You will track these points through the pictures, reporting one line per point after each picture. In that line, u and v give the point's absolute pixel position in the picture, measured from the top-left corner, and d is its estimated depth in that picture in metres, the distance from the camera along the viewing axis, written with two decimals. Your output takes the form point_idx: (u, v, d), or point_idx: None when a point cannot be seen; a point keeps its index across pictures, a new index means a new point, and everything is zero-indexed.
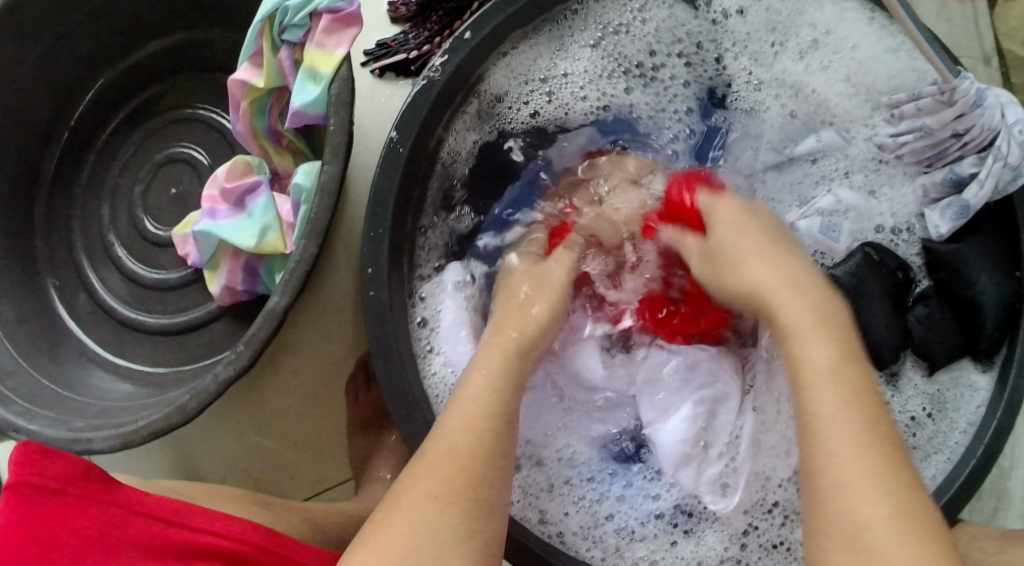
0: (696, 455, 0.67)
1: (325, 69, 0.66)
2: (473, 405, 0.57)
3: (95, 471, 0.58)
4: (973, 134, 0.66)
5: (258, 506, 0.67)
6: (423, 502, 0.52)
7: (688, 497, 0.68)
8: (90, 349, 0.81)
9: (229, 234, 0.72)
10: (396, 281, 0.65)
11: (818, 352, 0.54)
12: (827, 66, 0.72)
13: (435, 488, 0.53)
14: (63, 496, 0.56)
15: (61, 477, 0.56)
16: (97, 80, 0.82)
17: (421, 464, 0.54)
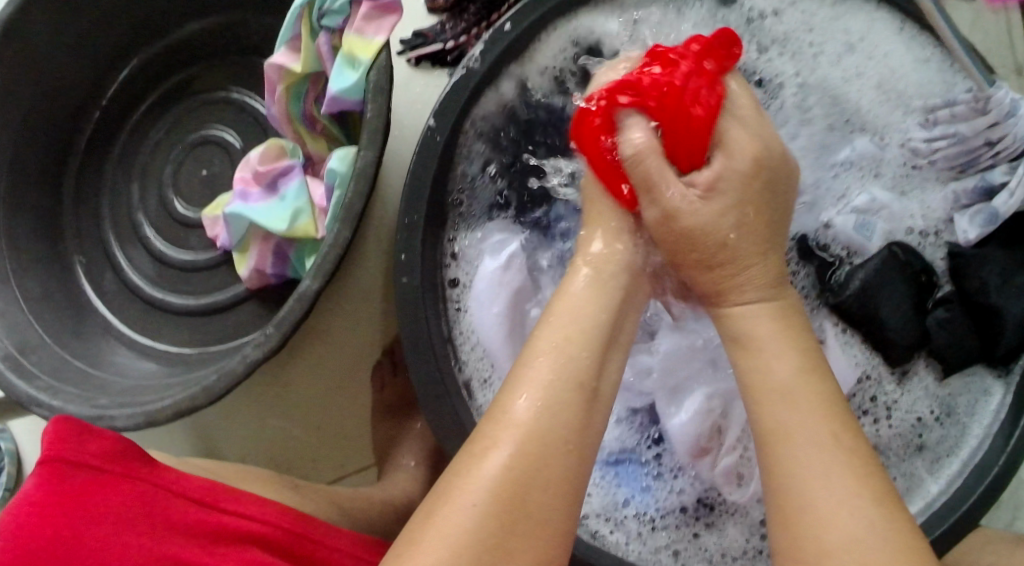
0: (712, 447, 0.68)
1: (364, 55, 0.66)
2: (543, 382, 0.52)
3: (134, 449, 0.58)
4: (1006, 143, 0.67)
5: (279, 486, 0.67)
6: (479, 497, 0.49)
7: (705, 487, 0.68)
8: (115, 327, 0.81)
9: (262, 216, 0.73)
10: (429, 269, 0.66)
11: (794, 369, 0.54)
12: (862, 71, 0.71)
13: (492, 480, 0.49)
14: (101, 473, 0.56)
15: (103, 454, 0.56)
16: (133, 58, 0.83)
17: (483, 446, 0.51)
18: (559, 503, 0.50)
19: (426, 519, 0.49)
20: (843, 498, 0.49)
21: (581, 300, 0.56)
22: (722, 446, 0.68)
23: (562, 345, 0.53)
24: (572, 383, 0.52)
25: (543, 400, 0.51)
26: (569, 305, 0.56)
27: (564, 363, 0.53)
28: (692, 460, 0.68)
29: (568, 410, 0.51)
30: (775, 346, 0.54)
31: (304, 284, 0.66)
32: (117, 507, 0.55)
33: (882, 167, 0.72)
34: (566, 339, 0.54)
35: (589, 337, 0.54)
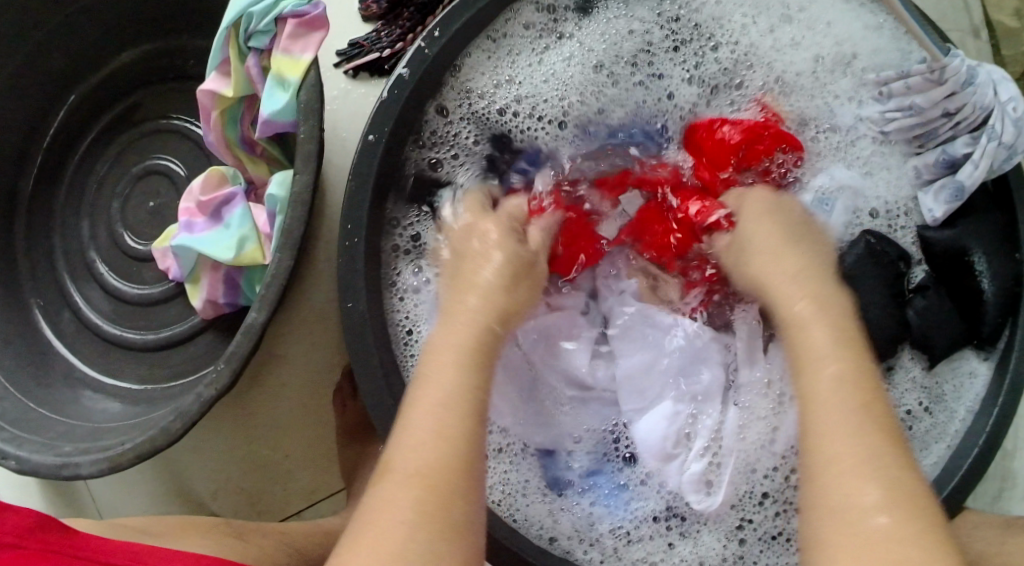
0: (679, 451, 0.66)
1: (292, 75, 0.64)
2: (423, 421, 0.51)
3: (49, 524, 0.57)
4: (965, 113, 0.65)
5: (229, 537, 0.65)
6: (404, 511, 0.48)
7: (667, 497, 0.66)
8: (77, 369, 0.80)
9: (207, 247, 0.71)
10: (375, 291, 0.63)
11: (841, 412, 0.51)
12: (797, 42, 0.70)
13: (409, 491, 0.49)
14: (19, 549, 0.56)
15: (17, 531, 0.56)
16: (70, 95, 0.81)
17: (399, 455, 0.51)
18: (465, 494, 0.50)
19: (357, 540, 0.48)
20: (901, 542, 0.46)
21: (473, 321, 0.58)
22: (688, 450, 0.66)
23: (456, 379, 0.53)
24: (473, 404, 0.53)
25: (446, 411, 0.52)
26: (449, 336, 0.56)
27: (466, 383, 0.53)
28: (657, 467, 0.66)
29: (477, 403, 0.53)
30: (832, 369, 0.53)
31: (249, 317, 0.63)
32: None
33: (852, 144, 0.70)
34: (448, 383, 0.53)
35: (478, 348, 0.56)
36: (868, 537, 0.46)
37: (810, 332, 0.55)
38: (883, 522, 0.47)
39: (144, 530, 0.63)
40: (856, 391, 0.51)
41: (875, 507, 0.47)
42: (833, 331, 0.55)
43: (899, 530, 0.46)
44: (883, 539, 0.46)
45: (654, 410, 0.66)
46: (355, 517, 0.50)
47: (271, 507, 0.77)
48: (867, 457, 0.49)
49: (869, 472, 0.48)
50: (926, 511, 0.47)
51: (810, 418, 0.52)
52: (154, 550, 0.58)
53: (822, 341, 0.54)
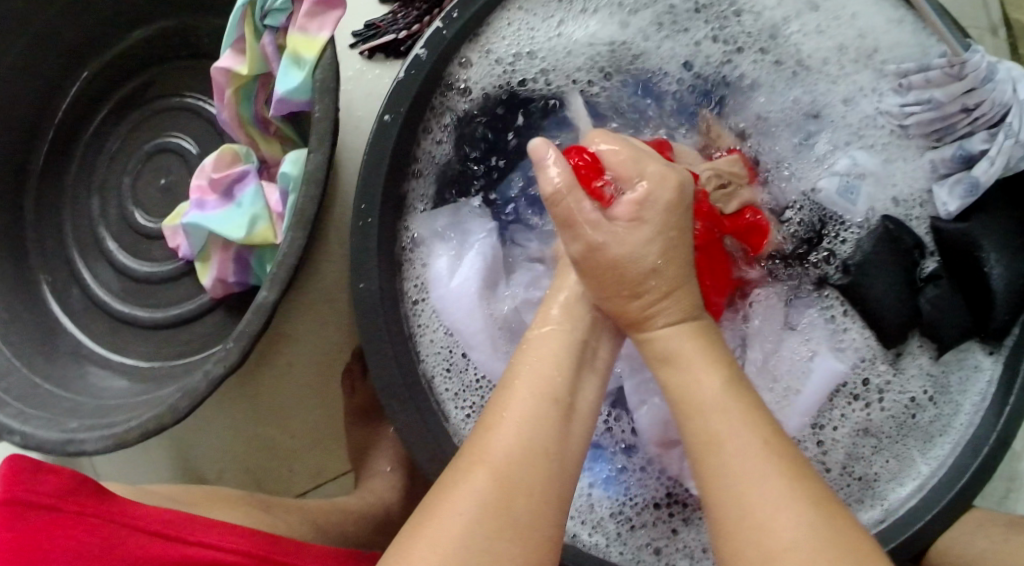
0: (679, 436, 0.66)
1: (308, 53, 0.64)
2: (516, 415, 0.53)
3: (86, 488, 0.56)
4: (983, 109, 0.65)
5: (250, 509, 0.65)
6: (478, 505, 0.50)
7: (668, 482, 0.66)
8: (84, 346, 0.79)
9: (218, 225, 0.71)
10: (388, 272, 0.63)
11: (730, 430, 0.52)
12: (823, 28, 0.69)
13: (488, 489, 0.50)
14: (56, 513, 0.54)
15: (56, 493, 0.54)
16: (82, 72, 0.81)
17: (471, 459, 0.52)
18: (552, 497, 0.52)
19: (428, 524, 0.50)
20: (800, 532, 0.48)
21: (561, 321, 0.59)
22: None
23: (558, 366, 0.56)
24: (551, 403, 0.54)
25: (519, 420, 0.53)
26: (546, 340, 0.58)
27: (542, 380, 0.55)
28: (658, 451, 0.66)
29: (557, 399, 0.55)
30: (721, 409, 0.53)
31: (259, 295, 0.63)
32: (82, 547, 0.54)
33: (866, 131, 0.70)
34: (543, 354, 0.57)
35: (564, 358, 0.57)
36: (761, 531, 0.49)
37: (696, 376, 0.55)
38: (768, 521, 0.49)
39: (173, 498, 0.64)
40: (732, 416, 0.52)
41: (793, 533, 0.48)
42: (722, 372, 0.54)
43: (783, 519, 0.49)
44: (776, 527, 0.49)
45: (656, 394, 0.67)
46: (419, 508, 0.52)
47: (281, 486, 0.77)
48: (754, 480, 0.50)
49: (764, 490, 0.50)
50: (803, 497, 0.49)
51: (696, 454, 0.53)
52: (189, 521, 0.59)
53: (709, 388, 0.54)
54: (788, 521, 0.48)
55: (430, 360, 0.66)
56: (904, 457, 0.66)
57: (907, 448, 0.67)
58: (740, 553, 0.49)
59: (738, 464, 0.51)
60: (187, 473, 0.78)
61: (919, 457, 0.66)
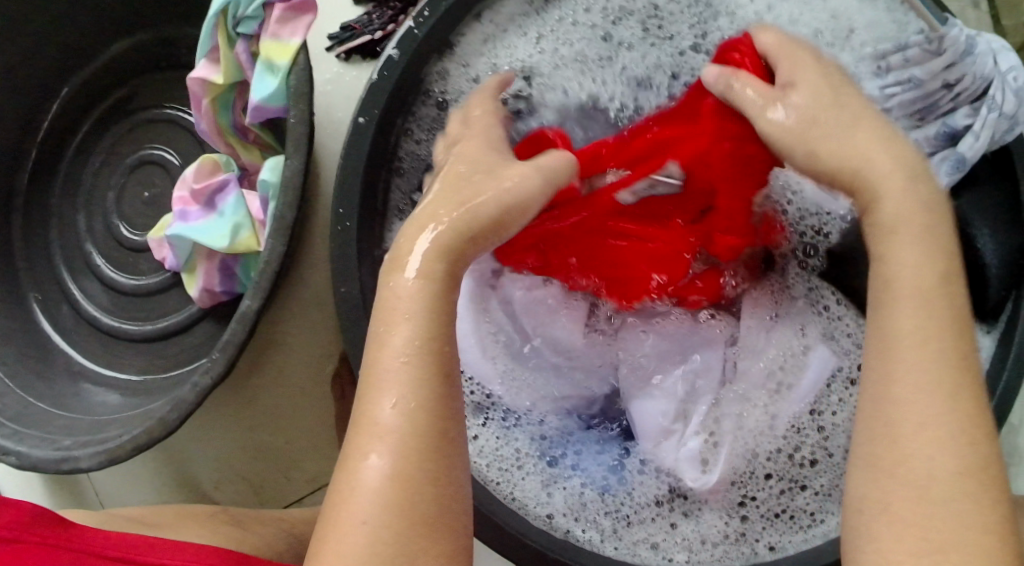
0: (677, 428, 0.65)
1: (282, 60, 0.64)
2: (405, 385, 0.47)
3: (45, 517, 0.57)
4: (965, 83, 0.64)
5: (231, 527, 0.64)
6: (372, 516, 0.46)
7: (667, 478, 0.65)
8: (77, 362, 0.79)
9: (202, 235, 0.70)
10: (370, 274, 0.63)
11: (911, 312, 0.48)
12: (797, 20, 0.69)
13: (380, 494, 0.46)
14: (13, 545, 0.55)
15: (14, 525, 0.56)
16: (62, 90, 0.81)
17: (354, 452, 0.47)
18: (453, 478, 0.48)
19: (328, 539, 0.46)
20: (950, 468, 0.46)
21: (423, 296, 0.49)
22: (686, 427, 0.66)
23: (418, 328, 0.48)
24: (424, 389, 0.47)
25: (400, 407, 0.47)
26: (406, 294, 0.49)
27: (425, 336, 0.48)
28: (653, 447, 0.65)
29: (444, 369, 0.48)
30: (925, 348, 0.47)
31: (243, 304, 0.63)
32: None
33: None
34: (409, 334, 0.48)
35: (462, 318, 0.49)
36: (912, 474, 0.46)
37: (897, 255, 0.50)
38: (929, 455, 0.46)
39: (143, 522, 0.63)
40: (951, 356, 0.47)
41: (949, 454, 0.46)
42: (924, 262, 0.49)
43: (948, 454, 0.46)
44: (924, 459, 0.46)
45: (649, 387, 0.67)
46: (320, 518, 0.48)
47: (274, 494, 0.77)
48: (941, 405, 0.46)
49: (943, 400, 0.46)
50: (957, 424, 0.46)
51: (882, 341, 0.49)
52: (153, 543, 0.57)
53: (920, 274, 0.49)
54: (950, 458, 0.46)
55: None
56: None
57: None
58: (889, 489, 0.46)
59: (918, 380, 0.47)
60: (184, 485, 0.78)
61: None
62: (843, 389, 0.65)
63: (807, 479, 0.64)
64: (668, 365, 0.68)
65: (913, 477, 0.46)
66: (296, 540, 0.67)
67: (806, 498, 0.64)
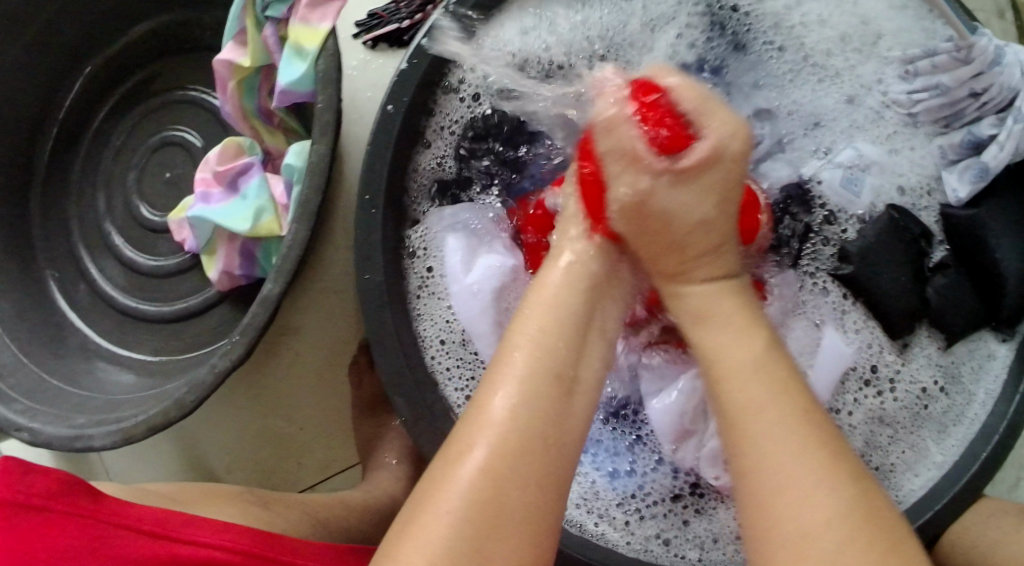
0: (696, 429, 0.66)
1: (311, 44, 0.64)
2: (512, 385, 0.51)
3: (82, 487, 0.56)
4: (992, 93, 0.65)
5: (247, 507, 0.65)
6: (456, 510, 0.48)
7: (685, 476, 0.67)
8: (92, 341, 0.80)
9: (224, 218, 0.71)
10: (394, 263, 0.63)
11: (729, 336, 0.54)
12: (827, 20, 0.68)
13: (471, 486, 0.48)
14: (48, 514, 0.54)
15: (49, 494, 0.54)
16: (84, 68, 0.81)
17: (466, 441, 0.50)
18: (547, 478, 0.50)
19: (410, 530, 0.48)
20: (823, 512, 0.47)
21: (558, 287, 0.55)
22: (706, 428, 0.66)
23: (529, 336, 0.53)
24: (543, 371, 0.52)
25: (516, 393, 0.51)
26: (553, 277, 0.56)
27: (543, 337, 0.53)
28: (673, 449, 0.67)
29: (552, 366, 0.52)
30: (748, 374, 0.52)
31: (265, 288, 0.63)
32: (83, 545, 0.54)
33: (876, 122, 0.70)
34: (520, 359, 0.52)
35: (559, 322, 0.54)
36: (769, 503, 0.48)
37: (722, 347, 0.54)
38: (796, 502, 0.48)
39: (171, 497, 0.63)
40: (773, 377, 0.51)
41: (829, 523, 0.47)
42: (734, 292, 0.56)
43: (799, 496, 0.48)
44: (791, 498, 0.48)
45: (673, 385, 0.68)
46: (412, 497, 0.50)
47: (283, 480, 0.77)
48: (795, 435, 0.49)
49: (786, 450, 0.49)
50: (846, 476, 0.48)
51: (706, 352, 0.55)
52: (179, 517, 0.58)
53: (749, 355, 0.52)
54: (818, 514, 0.47)
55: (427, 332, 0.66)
56: (918, 445, 0.66)
57: (920, 438, 0.66)
58: (762, 529, 0.48)
59: (765, 441, 0.49)
60: (196, 467, 0.78)
61: (936, 446, 0.65)
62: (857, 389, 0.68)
63: None
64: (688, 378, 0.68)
65: (790, 515, 0.48)
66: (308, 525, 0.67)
67: None
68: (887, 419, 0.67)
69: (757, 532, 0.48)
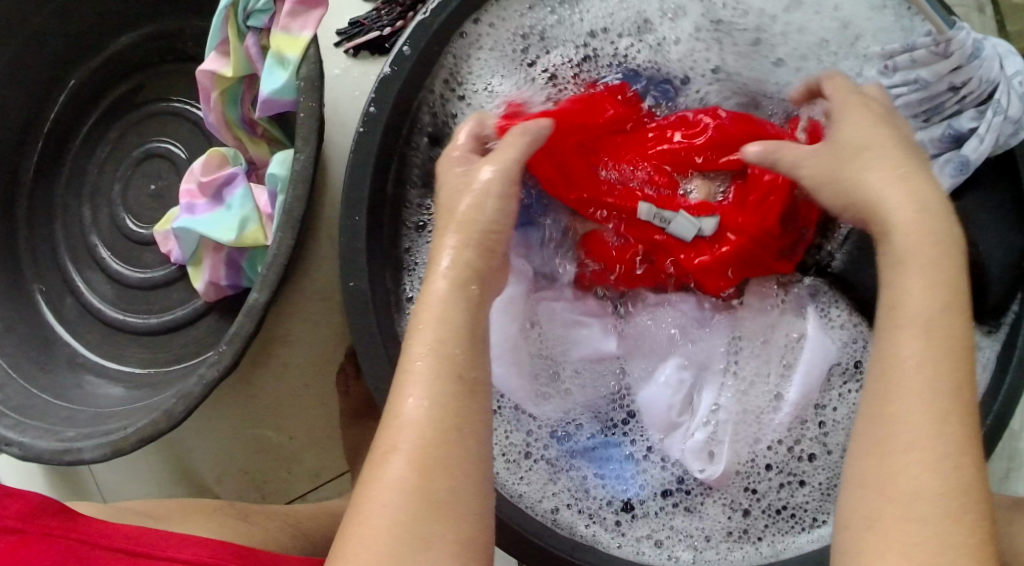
0: (684, 420, 0.67)
1: (292, 52, 0.64)
2: (430, 364, 0.50)
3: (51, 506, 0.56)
4: (971, 87, 0.65)
5: (235, 521, 0.64)
6: (397, 497, 0.47)
7: (674, 469, 0.67)
8: (81, 355, 0.79)
9: (208, 228, 0.71)
10: (378, 271, 0.63)
11: (914, 283, 0.50)
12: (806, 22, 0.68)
13: (404, 488, 0.47)
14: (23, 534, 0.55)
15: (21, 516, 0.55)
16: (68, 81, 0.81)
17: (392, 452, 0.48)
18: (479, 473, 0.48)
19: (352, 535, 0.47)
20: (933, 488, 0.46)
21: (444, 303, 0.52)
22: (692, 419, 0.68)
23: (435, 337, 0.51)
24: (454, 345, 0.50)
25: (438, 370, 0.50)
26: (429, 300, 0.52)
27: (435, 358, 0.50)
28: (661, 438, 0.67)
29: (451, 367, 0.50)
30: (930, 324, 0.49)
31: (251, 297, 0.62)
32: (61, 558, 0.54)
33: None
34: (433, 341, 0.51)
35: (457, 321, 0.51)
36: (893, 488, 0.47)
37: (907, 288, 0.51)
38: (906, 464, 0.47)
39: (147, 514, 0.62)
40: (941, 366, 0.48)
41: (935, 490, 0.46)
42: (927, 288, 0.50)
43: (918, 463, 0.47)
44: (904, 464, 0.47)
45: (658, 379, 0.68)
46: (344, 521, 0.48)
47: (276, 491, 0.77)
48: (933, 426, 0.47)
49: (920, 410, 0.47)
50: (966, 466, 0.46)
51: (881, 327, 0.51)
52: (155, 536, 0.56)
53: (918, 300, 0.50)
54: (936, 466, 0.46)
55: None
56: None
57: None
58: (870, 500, 0.47)
59: (901, 406, 0.48)
60: (186, 479, 0.78)
61: None
62: (842, 383, 0.67)
63: (805, 474, 0.66)
64: (671, 357, 0.69)
65: (896, 489, 0.46)
66: (303, 533, 0.67)
67: (806, 495, 0.65)
68: None
69: (869, 501, 0.47)
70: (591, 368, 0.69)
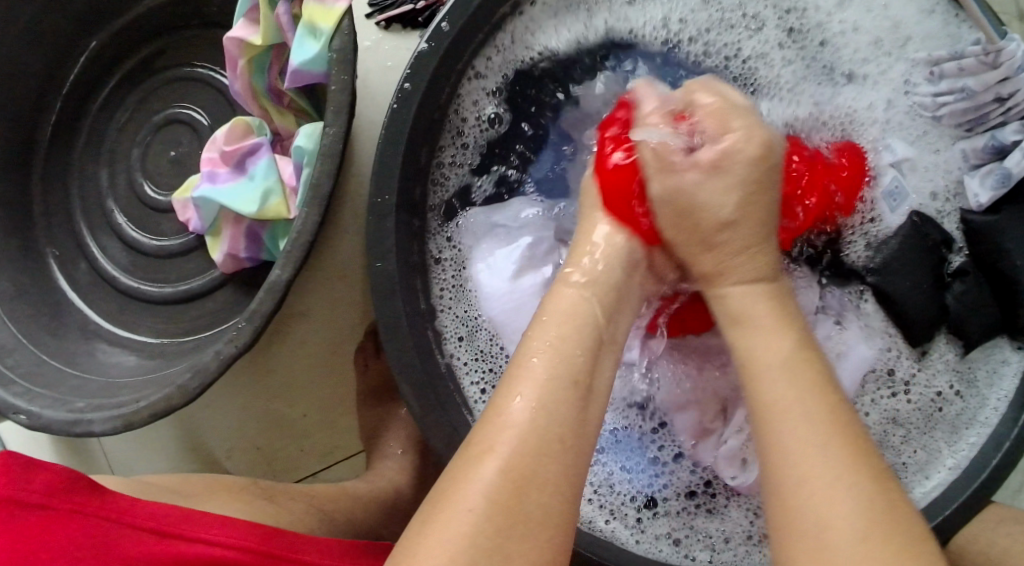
0: (714, 428, 0.66)
1: (325, 24, 0.62)
2: (524, 386, 0.50)
3: (82, 482, 0.55)
4: (1018, 99, 0.64)
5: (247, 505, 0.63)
6: (479, 500, 0.46)
7: (703, 472, 0.66)
8: (92, 322, 0.78)
9: (231, 199, 0.69)
10: (406, 252, 0.61)
11: (770, 337, 0.54)
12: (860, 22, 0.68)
13: (479, 495, 0.46)
14: (47, 511, 0.53)
15: (46, 493, 0.53)
16: (89, 42, 0.79)
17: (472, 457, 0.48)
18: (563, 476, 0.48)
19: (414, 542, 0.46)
20: (859, 526, 0.46)
21: (571, 308, 0.54)
22: (724, 426, 0.66)
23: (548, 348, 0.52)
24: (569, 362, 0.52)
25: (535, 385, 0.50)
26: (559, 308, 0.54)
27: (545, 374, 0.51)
28: (692, 443, 0.66)
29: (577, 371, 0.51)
30: (789, 367, 0.52)
31: (273, 274, 0.61)
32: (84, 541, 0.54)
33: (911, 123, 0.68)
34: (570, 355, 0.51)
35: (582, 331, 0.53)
36: (819, 525, 0.46)
37: (755, 344, 0.54)
38: (823, 495, 0.47)
39: (158, 496, 0.61)
40: (817, 407, 0.50)
41: (858, 519, 0.46)
42: (785, 334, 0.54)
43: (833, 496, 0.47)
44: (814, 501, 0.47)
45: (693, 382, 0.67)
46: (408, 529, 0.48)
47: (284, 468, 0.76)
48: (832, 461, 0.48)
49: (824, 446, 0.48)
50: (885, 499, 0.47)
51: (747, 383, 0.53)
52: (186, 513, 0.56)
53: (778, 347, 0.53)
54: (846, 497, 0.47)
55: (448, 330, 0.65)
56: (932, 450, 0.65)
57: (934, 441, 0.66)
58: (798, 550, 0.47)
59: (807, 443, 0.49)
60: (196, 452, 0.77)
61: (946, 450, 0.65)
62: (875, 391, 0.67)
63: None
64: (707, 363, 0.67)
65: (814, 528, 0.46)
66: (312, 516, 0.66)
67: None
68: (904, 422, 0.67)
69: (789, 542, 0.47)
70: (621, 369, 0.67)
